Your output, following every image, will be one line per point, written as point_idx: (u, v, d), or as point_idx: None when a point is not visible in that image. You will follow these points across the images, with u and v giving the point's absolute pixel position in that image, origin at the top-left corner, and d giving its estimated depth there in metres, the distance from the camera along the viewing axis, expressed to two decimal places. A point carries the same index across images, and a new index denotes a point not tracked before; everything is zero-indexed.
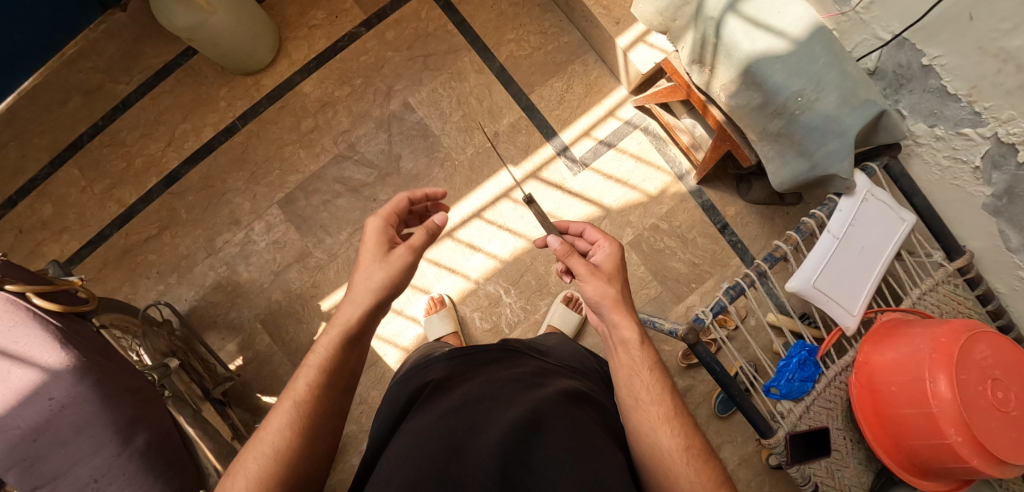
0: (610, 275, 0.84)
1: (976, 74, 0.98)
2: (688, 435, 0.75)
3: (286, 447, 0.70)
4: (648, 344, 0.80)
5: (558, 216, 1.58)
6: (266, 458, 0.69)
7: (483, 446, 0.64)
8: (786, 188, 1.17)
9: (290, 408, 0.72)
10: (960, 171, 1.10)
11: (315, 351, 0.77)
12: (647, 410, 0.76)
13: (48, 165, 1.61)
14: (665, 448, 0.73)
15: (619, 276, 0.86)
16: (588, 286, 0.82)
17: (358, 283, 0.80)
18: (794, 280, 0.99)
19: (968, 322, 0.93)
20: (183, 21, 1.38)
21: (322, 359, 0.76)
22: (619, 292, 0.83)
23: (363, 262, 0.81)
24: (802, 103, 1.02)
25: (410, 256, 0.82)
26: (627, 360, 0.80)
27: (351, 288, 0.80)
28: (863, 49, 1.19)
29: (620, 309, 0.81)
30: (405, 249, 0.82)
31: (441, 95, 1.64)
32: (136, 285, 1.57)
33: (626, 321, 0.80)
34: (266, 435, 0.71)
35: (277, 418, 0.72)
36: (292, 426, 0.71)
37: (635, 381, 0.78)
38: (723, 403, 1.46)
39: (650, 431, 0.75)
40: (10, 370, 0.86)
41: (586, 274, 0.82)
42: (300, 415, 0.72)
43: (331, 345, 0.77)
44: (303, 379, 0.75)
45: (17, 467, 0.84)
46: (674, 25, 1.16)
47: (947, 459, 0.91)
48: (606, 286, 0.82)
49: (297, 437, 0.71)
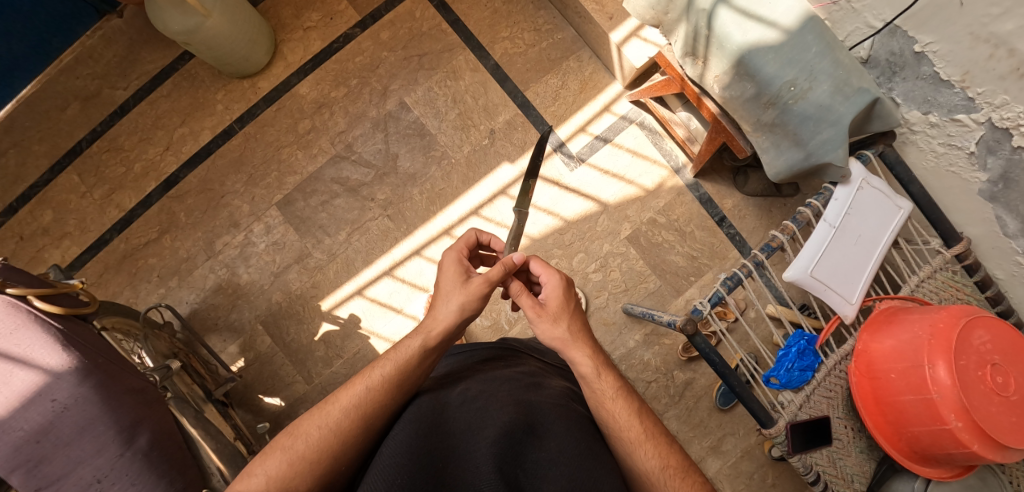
0: (556, 314, 0.82)
1: (968, 60, 0.98)
2: (664, 455, 0.73)
3: (349, 427, 0.70)
4: (612, 370, 0.79)
5: (556, 212, 1.58)
6: (329, 431, 0.69)
7: (479, 445, 0.61)
8: (782, 178, 1.17)
9: (364, 392, 0.73)
10: (955, 157, 1.10)
11: (398, 349, 0.77)
12: (623, 431, 0.75)
13: (48, 171, 1.62)
14: (645, 470, 0.72)
15: (569, 310, 0.83)
16: (537, 329, 0.83)
17: (441, 312, 0.80)
18: (791, 269, 0.99)
19: (966, 307, 0.93)
20: (178, 25, 1.39)
21: (404, 358, 0.76)
22: (567, 330, 0.81)
23: (444, 292, 0.82)
24: (795, 93, 1.03)
25: (486, 289, 0.82)
26: (589, 393, 0.79)
27: (434, 315, 0.80)
28: (855, 37, 1.19)
29: (574, 348, 0.81)
30: (483, 281, 0.82)
31: (436, 93, 1.65)
32: (136, 289, 1.58)
33: (583, 358, 0.80)
34: (333, 410, 0.71)
35: (347, 396, 0.72)
36: (360, 410, 0.71)
37: (603, 410, 0.77)
38: (725, 396, 1.47)
39: (627, 455, 0.74)
40: (13, 372, 0.86)
41: (534, 316, 0.82)
42: (372, 403, 0.72)
43: (413, 351, 0.77)
44: (381, 369, 0.75)
45: (21, 469, 0.85)
46: (666, 18, 1.16)
47: (947, 445, 0.91)
48: (553, 327, 0.81)
49: (360, 422, 0.71)
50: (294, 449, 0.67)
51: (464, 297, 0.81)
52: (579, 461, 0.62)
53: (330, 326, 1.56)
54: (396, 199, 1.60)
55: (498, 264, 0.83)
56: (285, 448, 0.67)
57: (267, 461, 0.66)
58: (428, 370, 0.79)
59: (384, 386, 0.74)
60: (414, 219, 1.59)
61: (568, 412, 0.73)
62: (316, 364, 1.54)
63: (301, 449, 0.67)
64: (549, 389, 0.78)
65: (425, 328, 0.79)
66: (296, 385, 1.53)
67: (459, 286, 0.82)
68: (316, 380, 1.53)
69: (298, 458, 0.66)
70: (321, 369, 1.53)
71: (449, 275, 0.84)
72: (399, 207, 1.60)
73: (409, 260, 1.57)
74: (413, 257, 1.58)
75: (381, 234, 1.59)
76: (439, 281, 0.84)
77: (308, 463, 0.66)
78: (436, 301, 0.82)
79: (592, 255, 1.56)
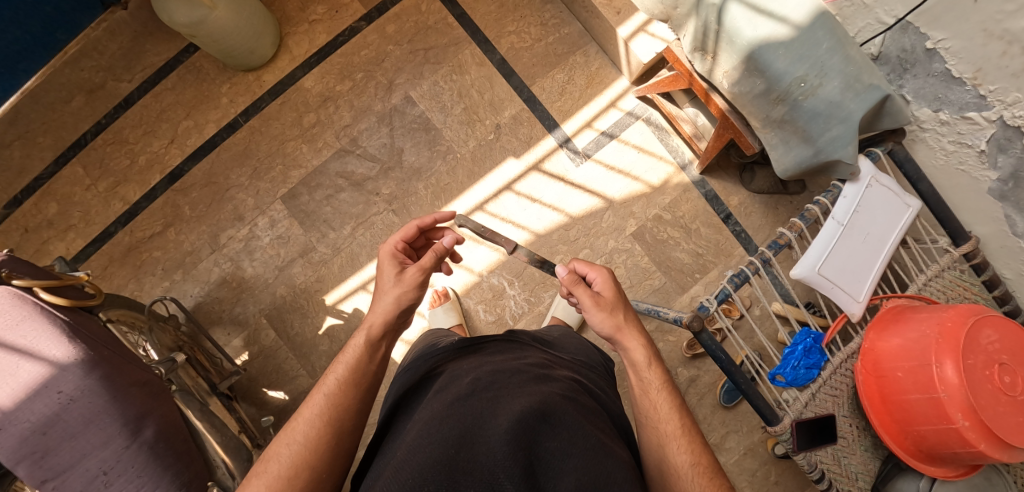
0: (613, 305, 0.85)
1: (981, 57, 0.97)
2: (695, 453, 0.74)
3: (317, 436, 0.70)
4: (658, 364, 0.81)
5: (561, 208, 1.57)
6: (299, 446, 0.69)
7: (493, 435, 0.60)
8: (790, 175, 1.16)
9: (323, 400, 0.73)
10: (965, 155, 1.09)
11: (347, 350, 0.78)
12: (661, 423, 0.76)
13: (52, 164, 1.62)
14: (674, 465, 0.73)
15: (623, 301, 0.86)
16: (592, 318, 0.85)
17: (378, 305, 0.82)
18: (798, 267, 0.98)
19: (975, 306, 0.92)
20: (184, 17, 1.38)
21: (354, 358, 0.77)
22: (624, 319, 0.84)
23: (386, 287, 0.84)
24: (805, 89, 1.02)
25: (420, 277, 0.85)
26: (636, 382, 0.81)
27: (373, 308, 0.82)
28: (866, 33, 1.18)
29: (629, 336, 0.82)
30: (417, 270, 0.85)
31: (442, 87, 1.64)
32: (141, 282, 1.57)
33: (636, 345, 0.82)
34: (299, 425, 0.70)
35: (308, 409, 0.72)
36: (324, 418, 0.71)
37: (646, 400, 0.78)
38: (728, 393, 1.46)
39: (660, 446, 0.75)
40: (18, 364, 0.86)
41: (591, 304, 0.85)
42: (335, 407, 0.72)
43: (359, 349, 0.78)
44: (334, 373, 0.75)
45: (27, 460, 0.84)
46: (675, 13, 1.15)
47: (954, 443, 0.90)
48: (613, 315, 0.84)
49: (326, 428, 0.71)
50: (264, 477, 0.66)
51: (401, 289, 0.83)
52: (592, 451, 0.61)
53: (335, 321, 1.56)
54: (401, 193, 1.60)
55: (429, 251, 0.87)
56: (260, 473, 0.67)
57: (247, 489, 0.67)
58: (381, 361, 0.79)
59: (346, 380, 0.75)
60: (419, 213, 1.59)
61: (580, 404, 0.72)
62: (320, 358, 1.54)
63: (275, 471, 0.67)
64: (559, 380, 0.77)
65: (367, 324, 0.80)
66: (301, 379, 1.53)
67: (395, 280, 0.85)
68: (320, 374, 1.53)
69: (275, 479, 0.66)
70: (325, 362, 1.54)
71: (384, 277, 0.86)
72: (404, 202, 1.60)
73: None
74: None
75: (385, 228, 1.59)
76: (378, 277, 0.87)
77: (283, 482, 0.66)
78: (373, 298, 0.84)
79: (597, 251, 1.55)
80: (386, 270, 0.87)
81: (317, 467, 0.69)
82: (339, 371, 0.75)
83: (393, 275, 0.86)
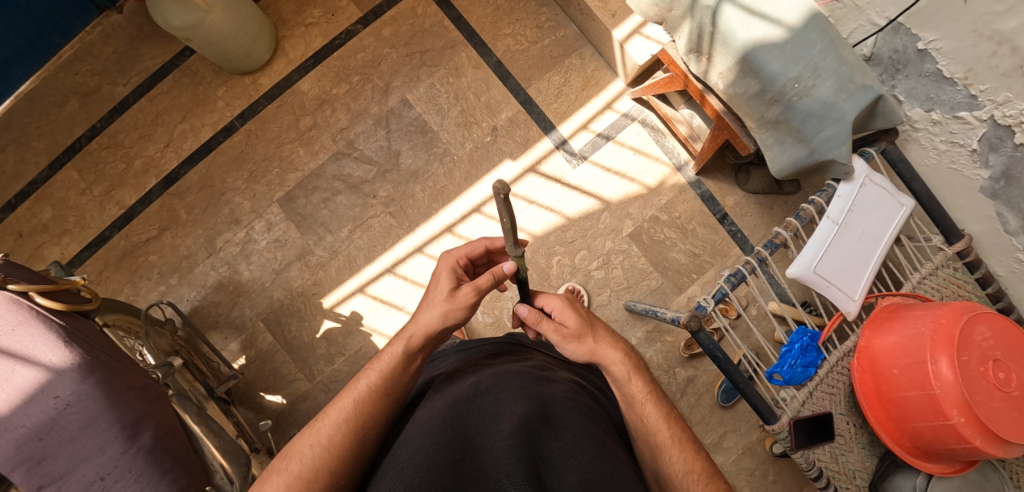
0: (579, 332, 0.82)
1: (972, 57, 0.98)
2: (691, 460, 0.74)
3: (340, 441, 0.69)
4: (645, 375, 0.81)
5: (558, 209, 1.58)
6: (322, 449, 0.69)
7: (496, 438, 0.60)
8: (786, 175, 1.17)
9: (352, 405, 0.72)
10: (957, 154, 1.11)
11: (381, 358, 0.78)
12: (653, 434, 0.76)
13: (47, 168, 1.61)
14: (671, 473, 0.73)
15: (586, 319, 0.84)
16: (566, 350, 0.83)
17: (423, 317, 0.81)
18: (795, 266, 0.98)
19: (968, 303, 0.93)
20: (180, 20, 1.38)
21: (387, 367, 0.77)
22: (596, 340, 0.82)
23: (434, 299, 0.82)
24: (799, 90, 1.03)
25: (473, 298, 0.82)
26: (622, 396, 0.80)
27: (416, 320, 0.81)
28: (858, 35, 1.20)
29: (606, 353, 0.82)
30: (471, 290, 0.82)
31: (438, 90, 1.65)
32: (137, 286, 1.57)
33: (612, 349, 0.82)
34: (325, 427, 0.71)
35: (336, 412, 0.72)
36: (351, 423, 0.71)
37: (634, 413, 0.78)
38: (727, 392, 1.47)
39: (657, 455, 0.75)
40: (14, 369, 0.85)
41: (558, 339, 0.83)
42: (362, 414, 0.72)
43: (396, 357, 0.78)
44: (365, 380, 0.75)
45: (23, 466, 0.84)
46: (670, 15, 1.16)
47: (949, 440, 0.91)
48: (585, 342, 0.82)
49: (353, 434, 0.71)
50: (287, 478, 0.66)
51: (448, 306, 0.81)
52: (595, 452, 0.61)
53: (332, 324, 1.55)
54: (398, 196, 1.60)
55: (488, 272, 0.82)
56: (281, 471, 0.67)
57: (266, 484, 0.67)
58: (414, 373, 0.80)
59: (377, 389, 0.75)
60: (417, 216, 1.59)
61: (581, 404, 0.72)
62: (318, 361, 1.54)
63: (297, 470, 0.67)
64: (560, 382, 0.78)
65: (406, 334, 0.80)
66: (298, 382, 1.53)
67: (445, 294, 0.82)
68: (318, 378, 1.53)
69: (295, 479, 0.66)
70: (322, 366, 1.53)
71: (437, 290, 0.83)
72: (401, 205, 1.60)
73: (410, 257, 1.58)
74: (415, 254, 1.58)
75: (383, 231, 1.59)
76: (430, 286, 0.84)
77: (303, 483, 0.66)
78: (419, 306, 0.83)
79: (594, 252, 1.56)
80: (441, 284, 0.83)
81: (338, 473, 0.68)
82: (370, 378, 0.76)
83: (446, 291, 0.82)
